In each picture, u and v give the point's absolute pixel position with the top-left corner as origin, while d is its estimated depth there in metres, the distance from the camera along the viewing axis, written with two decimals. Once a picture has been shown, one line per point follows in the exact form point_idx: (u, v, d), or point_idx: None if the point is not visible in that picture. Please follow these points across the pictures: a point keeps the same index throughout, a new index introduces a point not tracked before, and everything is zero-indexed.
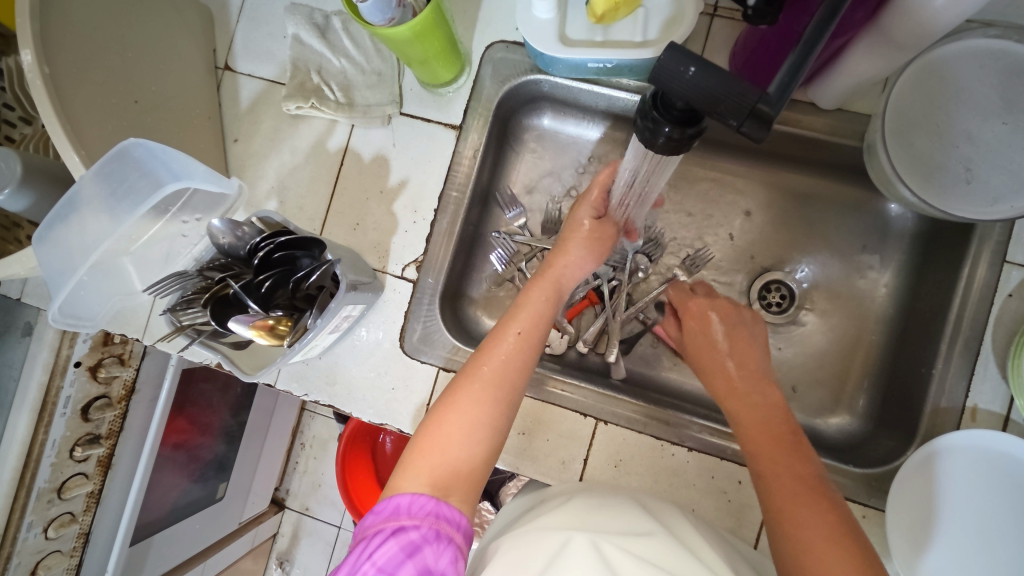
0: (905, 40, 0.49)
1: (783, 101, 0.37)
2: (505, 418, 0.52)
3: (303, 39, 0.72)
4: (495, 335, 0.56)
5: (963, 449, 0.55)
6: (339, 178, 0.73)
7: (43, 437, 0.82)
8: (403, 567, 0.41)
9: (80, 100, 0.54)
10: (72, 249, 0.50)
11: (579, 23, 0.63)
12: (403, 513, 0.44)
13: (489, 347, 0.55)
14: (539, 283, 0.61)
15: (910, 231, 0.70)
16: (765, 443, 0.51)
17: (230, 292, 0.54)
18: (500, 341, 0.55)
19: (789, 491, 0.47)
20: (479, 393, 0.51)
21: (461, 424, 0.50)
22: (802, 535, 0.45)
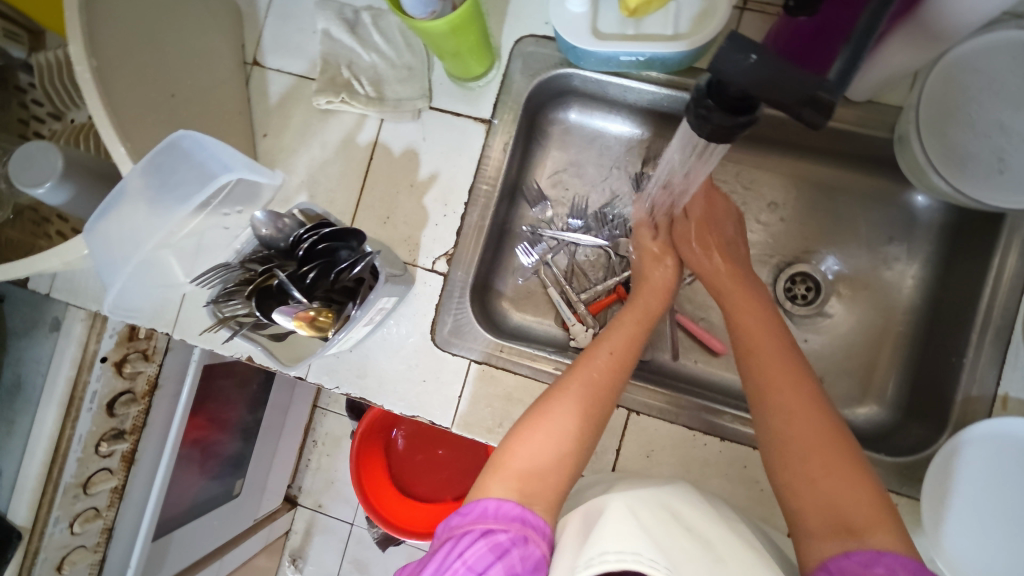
0: (944, 29, 0.50)
1: (842, 90, 0.38)
2: (590, 432, 0.53)
3: (333, 35, 0.73)
4: (596, 347, 0.59)
5: (987, 439, 0.55)
6: (369, 172, 0.73)
7: (69, 432, 0.82)
8: (494, 567, 0.41)
9: (125, 96, 0.55)
10: (119, 240, 0.50)
11: (611, 17, 0.64)
12: (490, 517, 0.45)
13: (585, 360, 0.57)
14: (633, 308, 0.65)
15: (937, 223, 0.70)
16: (768, 370, 0.54)
17: (273, 284, 0.55)
18: (594, 354, 0.58)
19: (791, 416, 0.50)
20: (576, 401, 0.54)
21: (545, 433, 0.51)
22: (811, 470, 0.47)
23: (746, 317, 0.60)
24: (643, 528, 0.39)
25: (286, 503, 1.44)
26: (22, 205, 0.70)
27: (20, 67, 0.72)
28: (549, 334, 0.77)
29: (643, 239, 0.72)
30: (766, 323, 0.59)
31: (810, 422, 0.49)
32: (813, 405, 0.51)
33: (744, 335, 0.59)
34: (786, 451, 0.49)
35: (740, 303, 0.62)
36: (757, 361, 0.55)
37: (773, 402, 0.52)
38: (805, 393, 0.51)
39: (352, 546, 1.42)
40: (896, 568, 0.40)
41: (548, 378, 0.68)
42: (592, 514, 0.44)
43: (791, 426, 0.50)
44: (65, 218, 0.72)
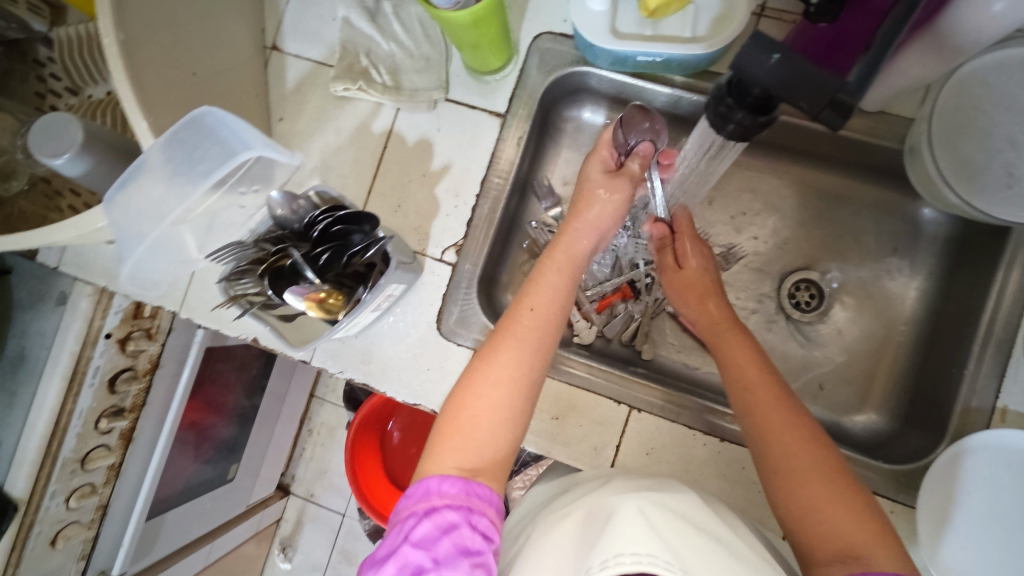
0: (961, 41, 0.50)
1: (863, 91, 0.41)
2: (527, 401, 0.51)
3: (353, 22, 0.73)
4: (511, 313, 0.54)
5: (988, 449, 0.56)
6: (382, 160, 0.74)
7: (70, 407, 0.82)
8: (440, 544, 0.42)
9: (150, 71, 0.55)
10: (139, 214, 0.50)
11: (629, 17, 0.65)
12: (433, 494, 0.45)
13: (503, 330, 0.53)
14: (554, 262, 0.57)
15: (942, 236, 0.71)
16: (761, 400, 0.53)
17: (286, 264, 0.55)
18: (512, 322, 0.53)
19: (786, 445, 0.50)
20: (503, 377, 0.50)
21: (481, 410, 0.49)
22: (807, 499, 0.47)
23: (736, 345, 0.59)
24: (652, 529, 0.40)
25: (278, 491, 1.44)
26: (37, 179, 0.71)
27: (40, 41, 0.73)
28: None
29: (591, 171, 0.62)
30: (748, 347, 0.59)
31: (805, 452, 0.49)
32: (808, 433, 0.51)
33: (733, 361, 0.58)
34: (783, 480, 0.49)
35: (728, 334, 0.61)
36: (751, 390, 0.55)
37: (768, 435, 0.52)
38: (799, 422, 0.51)
39: (342, 537, 1.43)
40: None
41: (551, 372, 0.68)
42: (602, 512, 0.45)
43: (787, 458, 0.50)
44: (77, 193, 0.72)
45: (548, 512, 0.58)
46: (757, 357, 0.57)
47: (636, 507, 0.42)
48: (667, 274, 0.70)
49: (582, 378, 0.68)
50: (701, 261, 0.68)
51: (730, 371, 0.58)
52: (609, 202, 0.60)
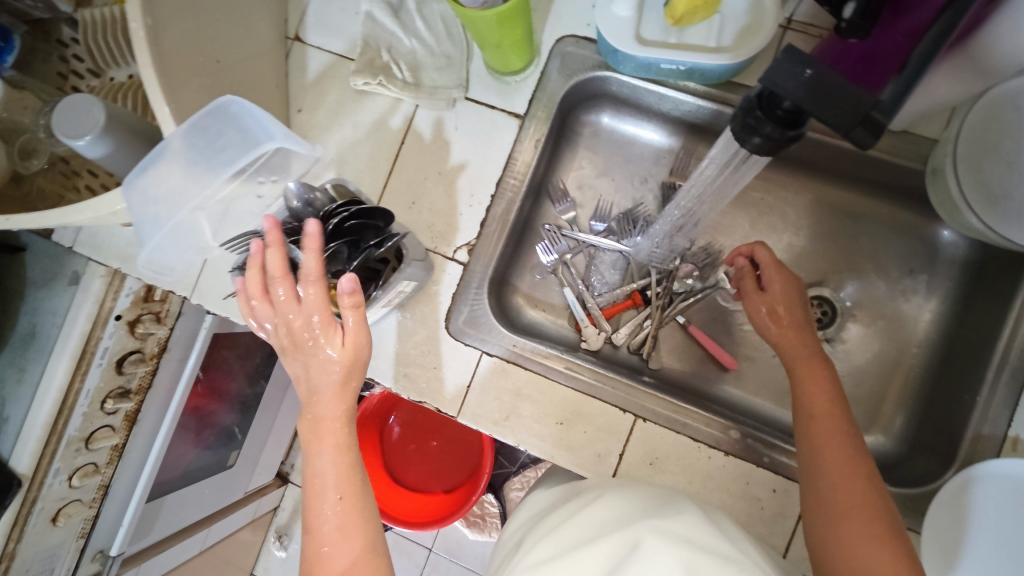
0: (993, 64, 0.50)
1: (894, 111, 0.39)
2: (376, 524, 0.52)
3: (375, 17, 0.73)
4: (312, 489, 0.51)
5: (999, 478, 0.55)
6: (399, 156, 0.73)
7: (78, 386, 0.83)
8: None
9: (175, 58, 0.55)
10: (159, 197, 0.50)
11: (654, 24, 0.64)
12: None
13: (316, 511, 0.51)
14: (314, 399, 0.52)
15: (960, 259, 0.70)
16: (824, 435, 0.53)
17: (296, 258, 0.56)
18: (321, 503, 0.51)
19: (839, 479, 0.51)
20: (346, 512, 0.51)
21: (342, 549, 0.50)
22: (847, 535, 0.48)
23: (816, 380, 0.57)
24: (676, 553, 0.41)
25: (277, 478, 1.45)
26: (56, 158, 0.71)
27: (65, 21, 0.73)
28: (561, 334, 0.77)
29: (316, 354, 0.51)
30: (823, 376, 0.58)
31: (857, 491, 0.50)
32: (862, 475, 0.51)
33: (808, 392, 0.57)
34: (830, 511, 0.50)
35: (812, 365, 0.59)
36: (816, 422, 0.55)
37: (826, 468, 0.52)
38: (856, 462, 0.51)
39: None
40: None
41: (558, 377, 0.68)
42: (615, 539, 0.45)
43: (834, 495, 0.50)
44: (95, 173, 0.72)
45: (544, 527, 0.57)
46: (833, 390, 0.56)
47: (676, 554, 0.41)
48: (750, 299, 0.65)
49: (588, 385, 0.68)
50: (785, 286, 0.63)
51: (802, 399, 0.57)
52: (337, 351, 0.51)
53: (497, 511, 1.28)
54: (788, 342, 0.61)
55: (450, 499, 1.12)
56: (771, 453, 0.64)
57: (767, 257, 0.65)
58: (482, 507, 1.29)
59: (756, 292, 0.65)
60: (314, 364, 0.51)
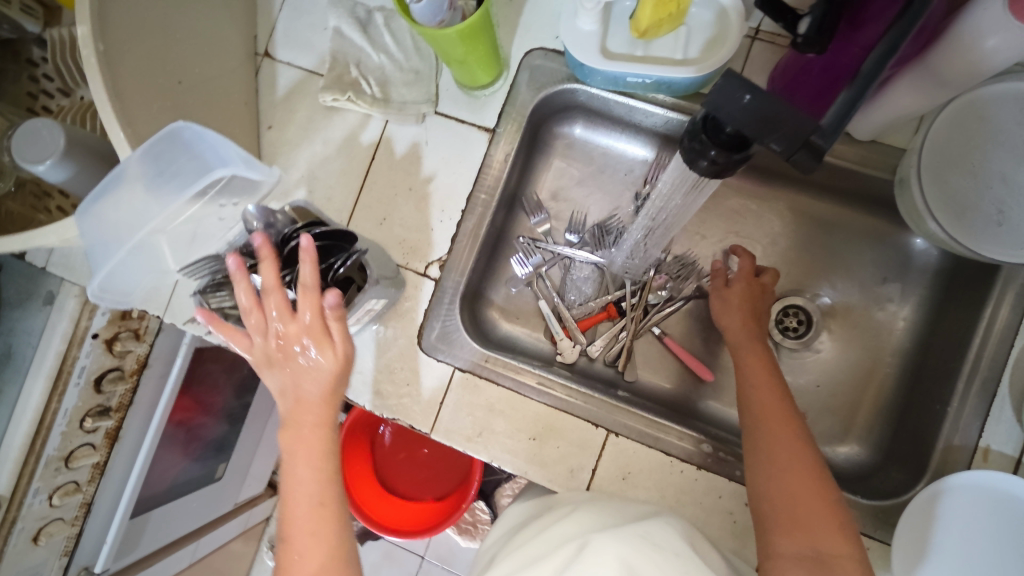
0: (951, 78, 0.49)
1: (839, 131, 0.40)
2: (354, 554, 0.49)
3: (344, 33, 0.73)
4: (292, 507, 0.49)
5: (966, 488, 0.55)
6: (370, 172, 0.73)
7: (55, 406, 0.82)
8: None
9: (133, 82, 0.55)
10: (118, 223, 0.50)
11: (621, 37, 0.64)
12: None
13: (294, 532, 0.48)
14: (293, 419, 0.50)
15: (933, 267, 0.70)
16: (762, 397, 0.56)
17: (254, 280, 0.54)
18: (301, 522, 0.48)
19: (774, 435, 0.53)
20: (323, 535, 0.48)
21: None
22: (782, 485, 0.50)
23: (755, 354, 0.61)
24: (622, 558, 0.41)
25: (268, 488, 1.44)
26: (24, 179, 0.70)
27: (33, 41, 0.73)
28: (537, 347, 0.77)
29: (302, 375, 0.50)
30: (763, 355, 0.61)
31: (796, 458, 0.51)
32: (794, 434, 0.53)
33: (748, 365, 0.60)
34: (767, 462, 0.52)
35: (753, 342, 0.63)
36: (754, 385, 0.58)
37: (764, 424, 0.54)
38: (791, 423, 0.54)
39: None
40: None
41: (530, 393, 0.68)
42: (567, 548, 0.45)
43: (771, 447, 0.52)
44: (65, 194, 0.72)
45: (515, 543, 0.57)
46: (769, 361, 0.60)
47: (615, 555, 0.41)
48: (715, 290, 0.69)
49: (560, 400, 0.67)
50: (748, 287, 0.67)
51: (741, 369, 0.61)
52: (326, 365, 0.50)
53: (488, 518, 1.28)
54: (733, 323, 0.65)
55: (440, 506, 1.12)
56: (744, 467, 0.64)
57: (747, 264, 0.68)
58: (473, 514, 1.28)
59: (722, 286, 0.68)
60: (303, 376, 0.50)
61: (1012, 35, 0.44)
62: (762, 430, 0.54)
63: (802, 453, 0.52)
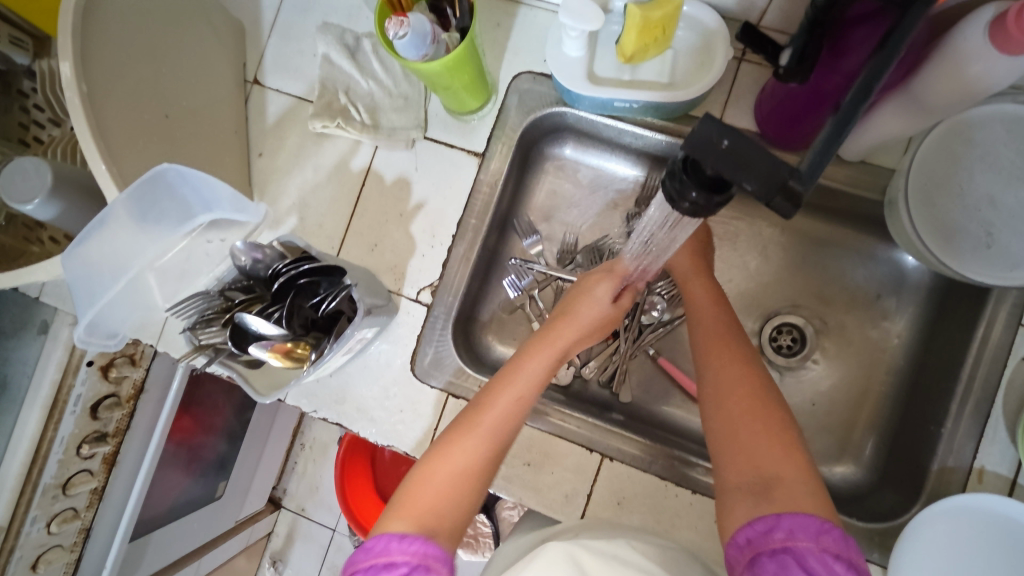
0: (936, 104, 0.49)
1: (811, 182, 0.35)
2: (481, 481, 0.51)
3: (332, 59, 0.73)
4: (472, 416, 0.53)
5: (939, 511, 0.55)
6: (360, 198, 0.73)
7: (51, 434, 0.82)
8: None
9: (119, 120, 0.55)
10: (108, 259, 0.51)
11: (607, 61, 0.64)
12: (393, 551, 0.44)
13: (466, 431, 0.52)
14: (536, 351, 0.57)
15: (927, 285, 0.70)
16: (709, 332, 0.59)
17: (236, 320, 0.54)
18: (474, 430, 0.52)
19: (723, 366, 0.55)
20: (472, 446, 0.52)
21: (443, 485, 0.50)
22: (733, 411, 0.51)
23: (698, 293, 0.64)
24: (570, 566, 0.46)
25: (269, 504, 1.42)
26: (15, 212, 0.70)
27: (23, 73, 0.72)
28: None
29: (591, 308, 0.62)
30: (710, 291, 0.63)
31: (745, 381, 0.53)
32: (743, 362, 0.55)
33: (695, 305, 0.63)
34: (714, 394, 0.53)
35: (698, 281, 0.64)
36: (700, 319, 0.61)
37: (714, 362, 0.56)
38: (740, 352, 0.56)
39: (331, 553, 1.42)
40: (798, 534, 0.42)
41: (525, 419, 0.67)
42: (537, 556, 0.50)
43: (720, 378, 0.54)
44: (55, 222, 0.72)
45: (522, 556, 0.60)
46: (717, 296, 0.62)
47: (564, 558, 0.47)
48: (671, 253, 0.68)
49: (556, 426, 0.67)
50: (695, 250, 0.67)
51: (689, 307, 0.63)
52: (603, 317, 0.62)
53: (489, 532, 1.27)
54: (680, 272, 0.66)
55: None
56: None
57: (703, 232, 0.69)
58: (475, 528, 1.27)
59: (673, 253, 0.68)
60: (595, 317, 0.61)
61: (994, 64, 0.44)
62: (713, 360, 0.56)
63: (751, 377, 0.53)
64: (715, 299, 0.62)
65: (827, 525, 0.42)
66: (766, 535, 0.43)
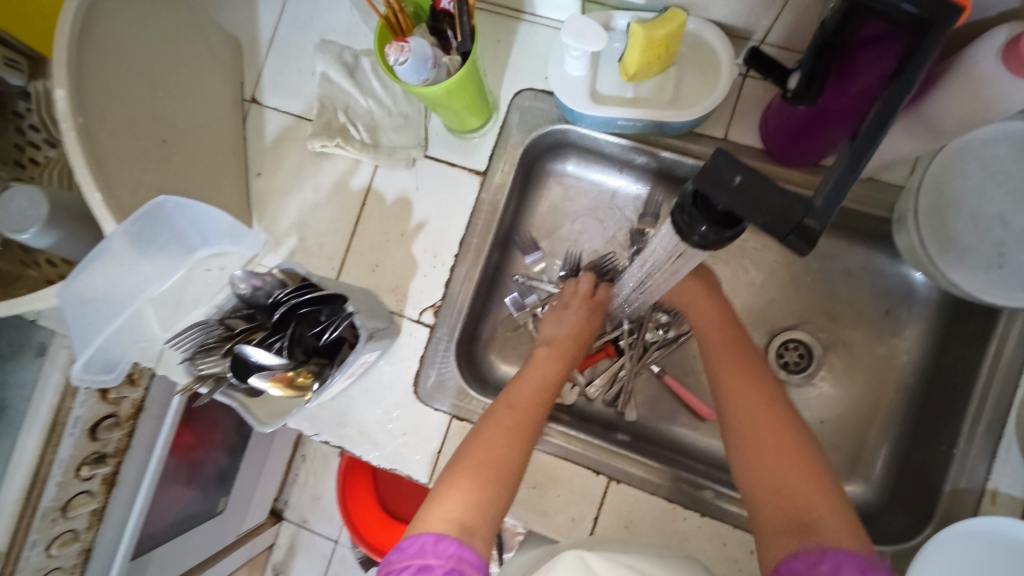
0: (946, 126, 0.48)
1: (829, 213, 0.37)
2: (505, 491, 0.53)
3: (331, 78, 0.72)
4: (491, 431, 0.56)
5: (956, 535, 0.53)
6: (361, 218, 0.72)
7: (50, 457, 0.80)
8: None
9: (116, 149, 0.54)
10: (107, 290, 0.53)
11: (609, 79, 0.63)
12: (429, 552, 0.46)
13: (501, 434, 0.55)
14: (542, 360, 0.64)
15: (935, 301, 0.69)
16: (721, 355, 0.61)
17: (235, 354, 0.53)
18: (508, 434, 0.55)
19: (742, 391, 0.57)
20: (502, 451, 0.54)
21: (469, 491, 0.51)
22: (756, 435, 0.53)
23: (701, 309, 0.66)
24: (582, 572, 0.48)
25: (271, 516, 1.39)
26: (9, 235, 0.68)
27: (18, 94, 0.71)
28: None
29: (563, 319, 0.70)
30: (718, 311, 0.65)
31: (764, 406, 0.55)
32: (761, 385, 0.57)
33: (700, 326, 0.65)
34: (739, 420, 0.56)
35: (699, 297, 0.66)
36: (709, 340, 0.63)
37: (731, 388, 0.58)
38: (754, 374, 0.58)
39: (334, 566, 1.40)
40: (844, 567, 0.42)
41: None
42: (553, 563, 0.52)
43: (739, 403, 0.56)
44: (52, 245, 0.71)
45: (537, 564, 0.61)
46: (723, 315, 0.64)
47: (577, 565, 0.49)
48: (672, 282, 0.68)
49: (561, 448, 0.66)
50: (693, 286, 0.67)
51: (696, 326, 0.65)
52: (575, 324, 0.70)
53: None
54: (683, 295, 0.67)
55: None
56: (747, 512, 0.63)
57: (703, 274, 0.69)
58: None
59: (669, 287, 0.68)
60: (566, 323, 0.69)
61: (1006, 87, 0.43)
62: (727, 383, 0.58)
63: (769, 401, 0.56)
64: (723, 319, 0.64)
65: (868, 560, 0.42)
66: (811, 567, 0.43)
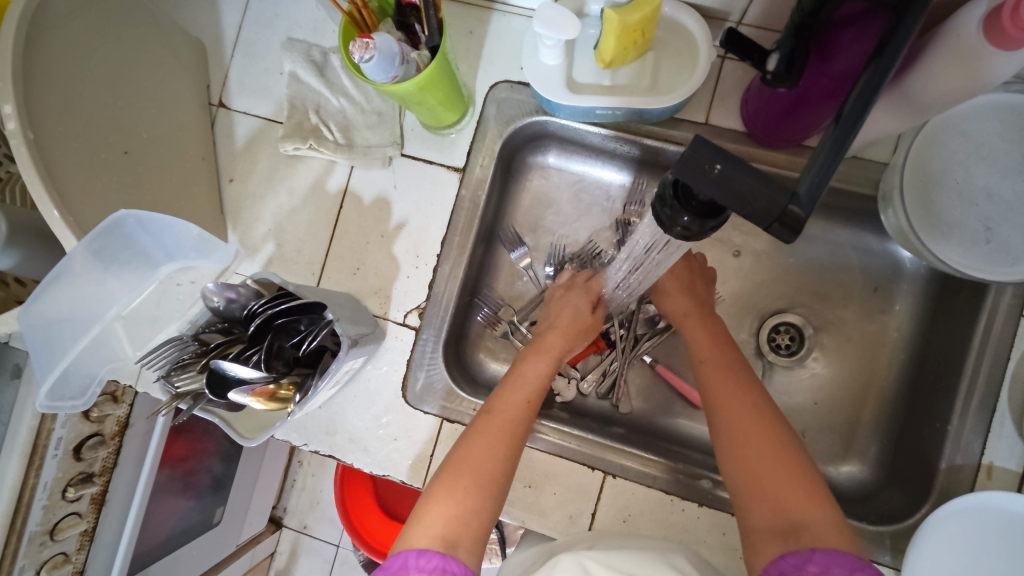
0: (930, 102, 0.47)
1: (813, 203, 0.37)
2: (488, 497, 0.52)
3: (300, 77, 0.70)
4: (472, 435, 0.55)
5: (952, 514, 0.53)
6: (339, 221, 0.70)
7: (34, 480, 0.74)
8: None
9: (75, 163, 0.52)
10: (73, 309, 0.54)
11: (586, 67, 0.61)
12: (411, 567, 0.45)
13: (478, 441, 0.54)
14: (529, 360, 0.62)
15: (923, 277, 0.69)
16: (707, 356, 0.60)
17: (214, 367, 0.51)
18: (490, 439, 0.54)
19: (726, 392, 0.56)
20: (483, 459, 0.53)
21: (450, 504, 0.50)
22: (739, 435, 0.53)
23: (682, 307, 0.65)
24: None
25: (271, 524, 1.37)
26: None
27: None
28: None
29: (570, 305, 0.68)
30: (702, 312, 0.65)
31: (750, 407, 0.54)
32: (748, 385, 0.57)
33: (686, 329, 0.64)
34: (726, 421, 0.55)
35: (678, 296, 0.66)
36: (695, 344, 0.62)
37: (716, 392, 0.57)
38: (739, 374, 0.58)
39: (337, 568, 1.39)
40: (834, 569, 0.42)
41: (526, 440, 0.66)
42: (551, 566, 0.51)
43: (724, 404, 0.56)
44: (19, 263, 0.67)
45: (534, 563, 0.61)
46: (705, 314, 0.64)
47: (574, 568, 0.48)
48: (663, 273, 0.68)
49: (555, 445, 0.65)
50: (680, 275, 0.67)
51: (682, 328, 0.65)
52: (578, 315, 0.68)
53: None
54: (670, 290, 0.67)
55: None
56: None
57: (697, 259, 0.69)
58: None
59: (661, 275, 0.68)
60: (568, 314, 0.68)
61: (989, 61, 0.42)
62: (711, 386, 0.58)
63: (755, 402, 0.55)
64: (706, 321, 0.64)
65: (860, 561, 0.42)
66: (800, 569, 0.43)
